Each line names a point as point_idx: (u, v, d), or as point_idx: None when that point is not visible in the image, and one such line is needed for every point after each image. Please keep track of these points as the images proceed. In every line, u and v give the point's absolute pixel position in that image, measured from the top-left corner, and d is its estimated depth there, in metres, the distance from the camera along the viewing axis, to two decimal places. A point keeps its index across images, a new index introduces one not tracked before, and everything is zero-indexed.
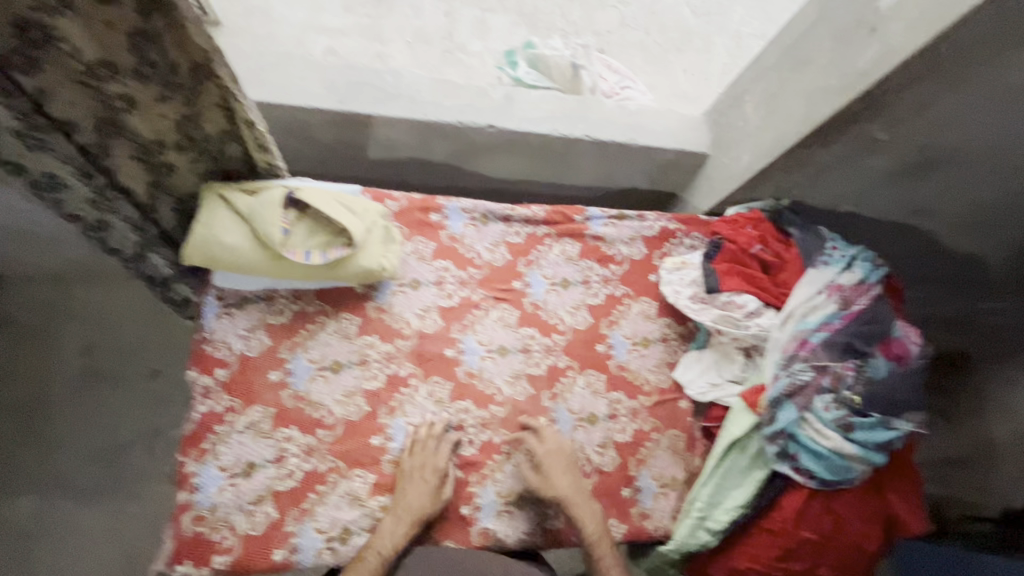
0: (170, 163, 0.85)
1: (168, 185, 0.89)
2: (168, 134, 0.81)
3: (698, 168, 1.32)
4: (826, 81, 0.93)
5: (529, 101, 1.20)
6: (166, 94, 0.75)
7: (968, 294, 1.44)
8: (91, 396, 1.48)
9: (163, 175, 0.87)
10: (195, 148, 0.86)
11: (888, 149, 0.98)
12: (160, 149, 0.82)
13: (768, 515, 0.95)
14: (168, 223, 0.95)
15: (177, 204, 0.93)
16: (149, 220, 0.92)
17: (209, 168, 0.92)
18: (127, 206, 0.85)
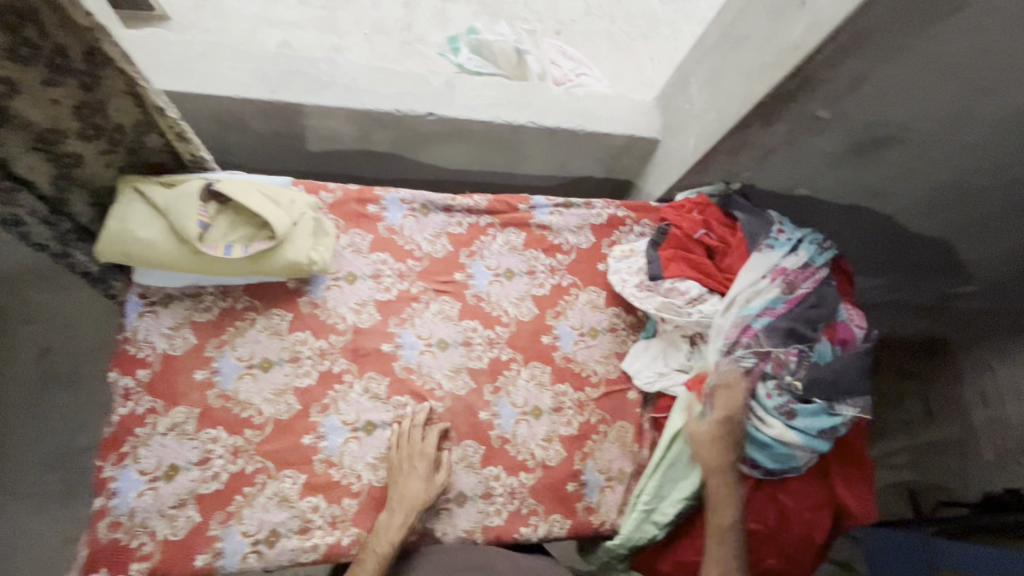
0: (76, 154, 0.82)
1: (78, 177, 0.86)
2: (66, 123, 0.77)
3: (651, 154, 1.29)
4: (761, 58, 0.90)
5: (472, 88, 1.16)
6: (55, 78, 0.71)
7: (937, 281, 1.40)
8: (42, 399, 1.45)
9: (70, 166, 0.84)
10: (103, 139, 0.83)
11: (830, 129, 0.95)
12: (60, 139, 0.79)
13: (713, 507, 0.94)
14: (85, 217, 0.93)
15: (93, 198, 0.91)
16: (62, 214, 0.91)
17: (125, 159, 0.89)
18: (31, 199, 0.84)
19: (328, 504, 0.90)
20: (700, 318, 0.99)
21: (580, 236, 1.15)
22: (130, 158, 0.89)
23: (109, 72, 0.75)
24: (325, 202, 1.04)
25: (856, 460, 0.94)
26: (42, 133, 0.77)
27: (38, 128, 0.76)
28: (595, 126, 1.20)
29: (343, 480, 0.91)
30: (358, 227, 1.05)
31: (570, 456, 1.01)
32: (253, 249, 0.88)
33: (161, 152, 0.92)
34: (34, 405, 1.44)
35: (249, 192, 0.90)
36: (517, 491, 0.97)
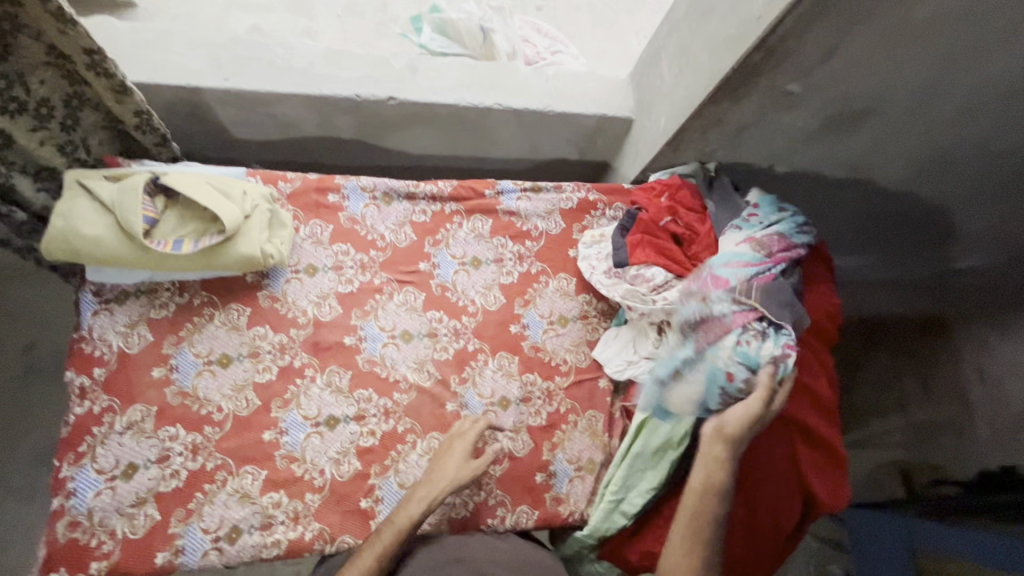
0: (4, 131, 0.84)
1: (14, 157, 0.88)
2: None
3: (626, 134, 1.24)
4: (726, 30, 0.86)
5: (434, 70, 1.12)
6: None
7: (923, 263, 1.17)
8: (27, 395, 1.45)
9: (2, 147, 0.85)
10: (29, 113, 0.85)
11: (803, 104, 0.91)
12: None
13: (680, 496, 0.92)
14: (39, 205, 0.94)
15: (39, 182, 0.93)
16: (15, 203, 0.91)
17: (59, 137, 0.91)
18: None
19: (291, 500, 0.89)
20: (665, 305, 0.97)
21: (550, 221, 1.11)
22: (65, 135, 0.92)
23: (19, 39, 0.78)
24: (283, 193, 1.01)
25: (825, 445, 0.91)
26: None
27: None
28: (564, 106, 1.16)
29: (305, 475, 0.90)
30: (318, 217, 1.02)
31: (539, 447, 0.99)
32: (202, 244, 0.87)
33: (97, 124, 0.95)
34: (19, 403, 1.44)
35: (197, 184, 0.88)
36: (484, 482, 0.96)
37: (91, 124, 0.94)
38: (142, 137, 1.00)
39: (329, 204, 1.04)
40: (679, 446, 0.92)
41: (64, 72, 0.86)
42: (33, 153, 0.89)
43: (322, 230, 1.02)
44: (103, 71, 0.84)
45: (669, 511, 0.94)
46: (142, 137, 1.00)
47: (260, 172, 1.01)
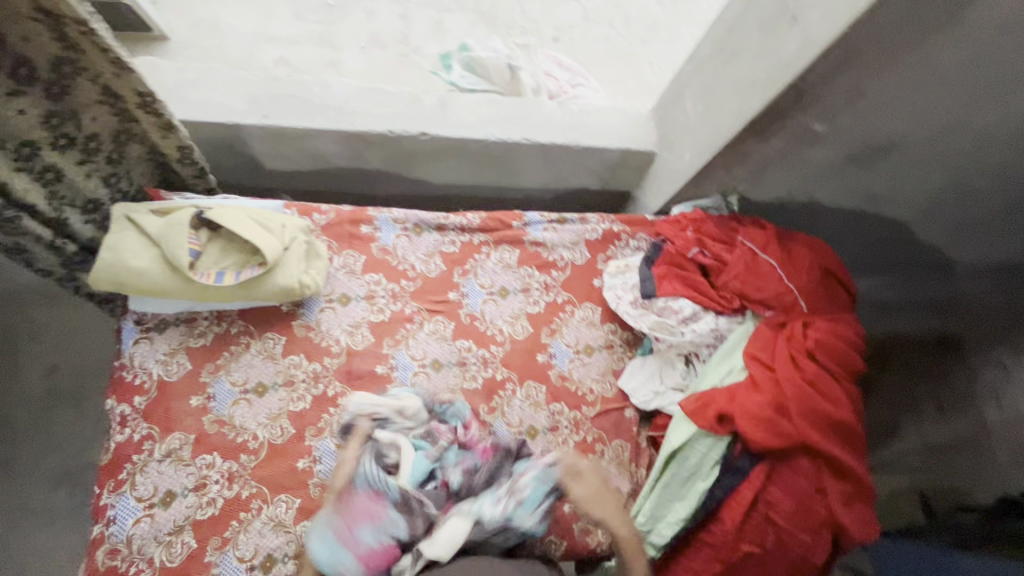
0: (57, 167, 0.86)
1: (64, 192, 0.90)
2: (41, 133, 0.81)
3: (648, 166, 1.27)
4: (754, 73, 0.89)
5: (464, 106, 1.16)
6: (22, 88, 0.75)
7: (929, 281, 1.25)
8: (54, 417, 1.47)
9: (54, 181, 0.87)
10: (77, 148, 0.87)
11: (827, 141, 0.94)
12: (38, 152, 0.83)
13: (710, 528, 0.92)
14: (85, 234, 0.98)
15: (86, 213, 0.96)
16: (66, 234, 0.95)
17: (103, 169, 0.95)
18: (34, 225, 0.88)
19: None
20: (693, 337, 0.99)
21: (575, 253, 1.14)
22: (110, 167, 0.95)
23: (77, 81, 0.81)
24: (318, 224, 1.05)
25: (855, 479, 0.90)
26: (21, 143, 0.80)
27: (14, 141, 0.79)
28: (589, 140, 1.19)
29: None
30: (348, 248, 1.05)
31: None
32: (244, 276, 0.90)
33: (140, 155, 1.00)
34: (43, 425, 1.46)
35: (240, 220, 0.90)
36: None
37: (135, 155, 0.99)
38: (179, 163, 1.04)
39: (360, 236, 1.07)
40: (709, 476, 0.93)
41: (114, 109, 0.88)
42: (79, 185, 0.92)
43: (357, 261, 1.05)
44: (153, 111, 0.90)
45: (698, 543, 0.94)
46: (179, 163, 1.04)
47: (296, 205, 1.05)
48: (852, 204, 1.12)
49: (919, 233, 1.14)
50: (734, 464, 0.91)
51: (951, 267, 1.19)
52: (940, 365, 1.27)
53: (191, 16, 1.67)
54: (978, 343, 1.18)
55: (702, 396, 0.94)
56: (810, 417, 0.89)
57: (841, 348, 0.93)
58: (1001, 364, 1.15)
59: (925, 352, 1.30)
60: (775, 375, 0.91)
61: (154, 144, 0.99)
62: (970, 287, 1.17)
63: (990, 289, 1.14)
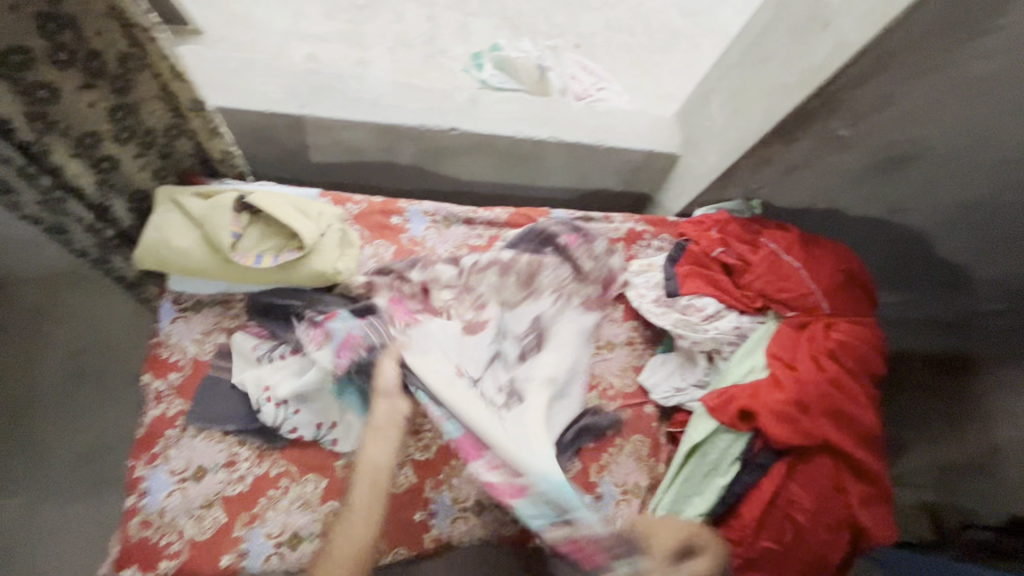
0: (114, 156, 0.89)
1: (117, 180, 0.93)
2: (106, 124, 0.84)
3: (671, 169, 1.30)
4: (784, 77, 0.92)
5: (495, 103, 1.19)
6: (93, 81, 0.78)
7: (958, 297, 1.27)
8: (73, 398, 1.49)
9: (108, 170, 0.90)
10: (136, 141, 0.90)
11: (852, 147, 0.96)
12: (97, 141, 0.85)
13: (727, 523, 0.94)
14: (127, 223, 0.99)
15: (130, 202, 0.97)
16: (107, 221, 0.96)
17: (155, 163, 0.97)
18: (79, 208, 0.90)
19: None
20: (717, 334, 1.00)
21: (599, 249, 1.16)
22: (160, 161, 0.98)
23: (141, 76, 0.83)
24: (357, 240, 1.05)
25: (875, 481, 0.92)
26: (82, 137, 0.83)
27: (78, 131, 0.82)
28: (614, 141, 1.22)
29: None
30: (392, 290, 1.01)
31: (587, 469, 1.00)
32: (284, 258, 0.94)
33: (187, 151, 1.01)
34: (65, 404, 1.49)
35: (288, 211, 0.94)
36: None
37: (184, 151, 1.00)
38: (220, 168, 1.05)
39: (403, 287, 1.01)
40: (727, 472, 0.94)
41: (172, 106, 0.90)
42: (133, 176, 0.95)
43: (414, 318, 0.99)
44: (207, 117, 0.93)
45: (716, 537, 0.95)
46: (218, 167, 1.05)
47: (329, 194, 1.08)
48: (870, 213, 1.14)
49: (940, 253, 1.17)
50: (756, 460, 0.93)
51: (973, 284, 1.21)
52: (950, 383, 1.33)
53: (225, 12, 1.71)
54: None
55: (725, 392, 0.95)
56: (829, 416, 0.91)
57: (863, 350, 0.95)
58: (1007, 383, 1.23)
59: (941, 371, 1.35)
60: (797, 374, 0.93)
61: (205, 149, 1.01)
62: (986, 307, 1.25)
63: (1013, 317, 1.21)
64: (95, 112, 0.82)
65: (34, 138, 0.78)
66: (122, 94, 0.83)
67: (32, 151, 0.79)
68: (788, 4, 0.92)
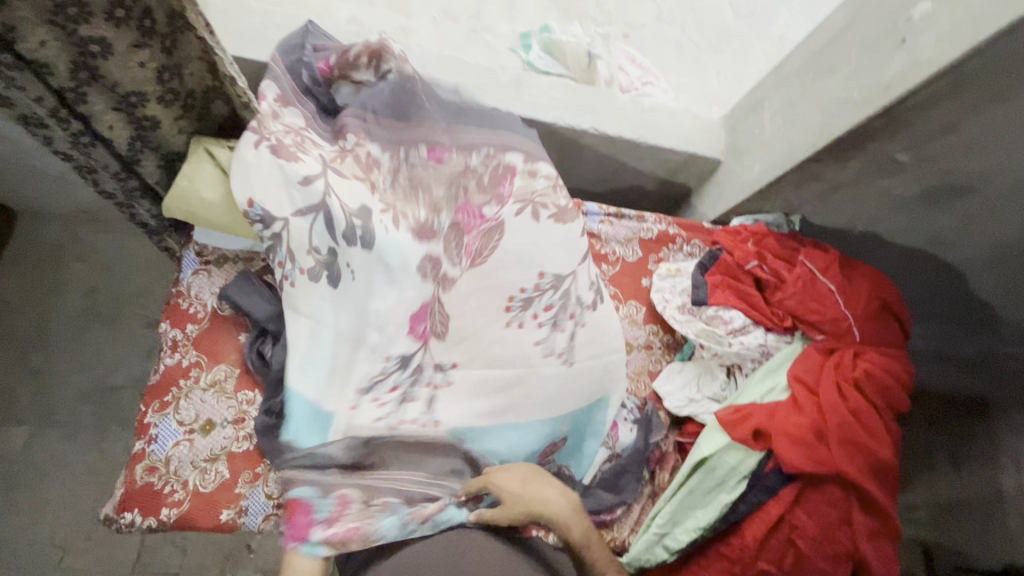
0: (154, 118, 0.85)
1: (153, 140, 0.88)
2: (150, 86, 0.80)
3: (709, 174, 1.26)
4: (848, 93, 0.87)
5: (538, 87, 1.15)
6: (144, 41, 0.74)
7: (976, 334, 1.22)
8: (91, 336, 1.52)
9: (145, 128, 0.85)
10: (179, 103, 0.86)
11: (906, 172, 0.91)
12: (141, 101, 0.81)
13: (727, 541, 0.93)
14: (152, 177, 0.93)
15: (162, 160, 0.92)
16: (132, 172, 0.91)
17: (193, 126, 0.92)
18: (105, 155, 0.86)
19: None
20: (740, 348, 0.98)
21: (626, 249, 1.13)
22: (198, 123, 0.93)
23: (186, 36, 0.79)
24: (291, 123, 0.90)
25: (883, 517, 0.89)
26: (121, 95, 0.78)
27: (123, 89, 0.78)
28: (656, 139, 1.18)
29: None
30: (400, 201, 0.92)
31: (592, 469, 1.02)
32: (250, 213, 0.84)
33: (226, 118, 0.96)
34: (80, 340, 1.51)
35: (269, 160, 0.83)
36: None
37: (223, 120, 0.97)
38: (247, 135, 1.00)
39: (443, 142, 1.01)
40: (733, 489, 0.92)
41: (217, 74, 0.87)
42: (168, 137, 0.90)
43: (427, 317, 0.90)
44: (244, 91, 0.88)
45: (714, 553, 0.94)
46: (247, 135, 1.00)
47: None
48: (913, 238, 1.07)
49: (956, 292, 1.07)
50: (764, 481, 0.91)
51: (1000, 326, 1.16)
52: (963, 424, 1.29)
53: None
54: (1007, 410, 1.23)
55: (741, 409, 0.93)
56: (844, 446, 0.88)
57: (890, 384, 0.91)
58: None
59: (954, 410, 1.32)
60: (818, 400, 0.90)
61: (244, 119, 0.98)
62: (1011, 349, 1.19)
63: None
64: (139, 75, 0.77)
65: (75, 86, 0.74)
66: (168, 55, 0.79)
67: (65, 97, 0.76)
68: (863, 15, 0.88)
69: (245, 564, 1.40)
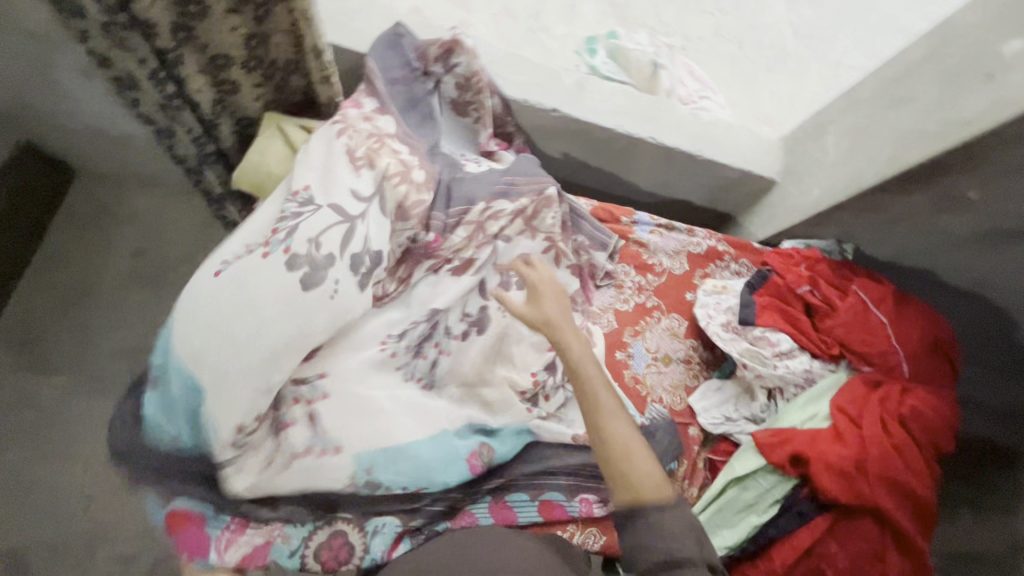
0: (235, 82, 0.90)
1: (230, 105, 0.94)
2: (238, 52, 0.84)
3: (763, 195, 1.24)
4: (924, 125, 0.86)
5: (600, 92, 1.16)
6: (238, 7, 0.78)
7: None
8: (130, 296, 1.55)
9: (226, 92, 0.91)
10: (259, 70, 0.91)
11: (967, 213, 0.86)
12: (227, 64, 0.86)
13: (754, 564, 0.92)
14: (225, 142, 0.98)
15: (235, 125, 0.98)
16: (210, 137, 0.95)
17: (268, 95, 0.98)
18: (191, 119, 0.88)
19: None
20: (786, 372, 0.96)
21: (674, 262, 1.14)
22: (273, 94, 0.99)
23: (277, 8, 0.81)
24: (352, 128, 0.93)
25: (920, 558, 0.86)
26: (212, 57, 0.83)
27: (213, 51, 0.82)
28: (714, 154, 1.17)
29: None
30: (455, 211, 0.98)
31: None
32: (299, 195, 0.86)
33: (296, 89, 1.01)
34: (122, 299, 1.54)
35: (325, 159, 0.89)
36: None
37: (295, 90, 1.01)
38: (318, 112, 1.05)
39: (484, 145, 1.11)
40: (764, 512, 0.92)
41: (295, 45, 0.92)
42: (244, 103, 0.96)
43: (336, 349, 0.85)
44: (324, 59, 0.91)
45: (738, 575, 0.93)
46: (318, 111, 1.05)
47: (418, 112, 1.06)
48: None
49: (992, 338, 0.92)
50: (797, 506, 0.90)
51: None
52: None
53: None
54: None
55: (780, 432, 0.93)
56: (884, 481, 0.87)
57: (937, 423, 0.89)
58: None
59: None
60: (861, 432, 0.89)
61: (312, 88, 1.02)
62: None
63: None
64: (230, 40, 0.82)
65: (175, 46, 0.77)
66: (258, 24, 0.82)
67: (166, 58, 0.79)
68: (947, 47, 0.87)
69: None
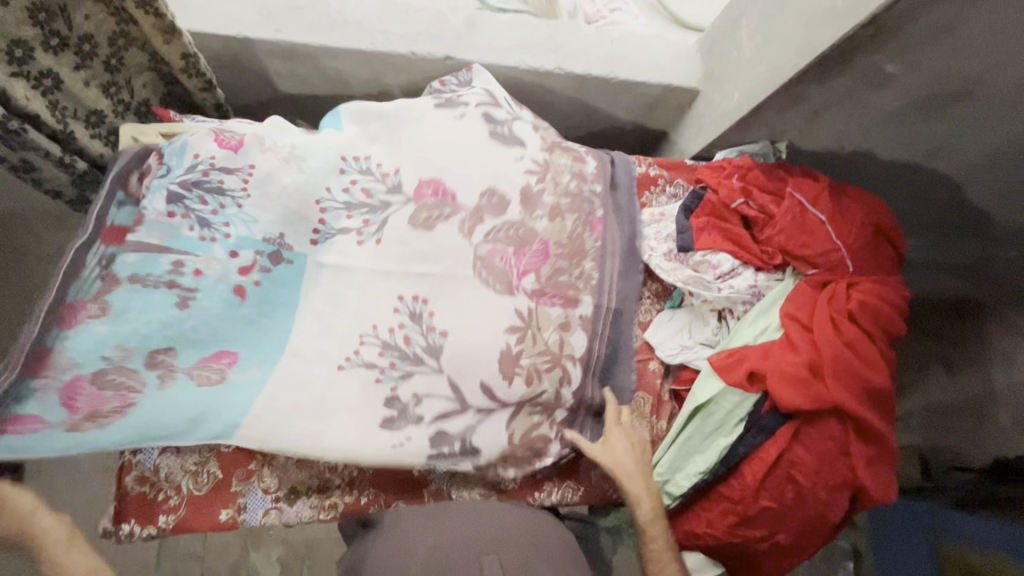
0: (52, 71, 0.79)
1: (65, 103, 0.84)
2: (31, 31, 0.72)
3: (688, 105, 1.18)
4: (831, 1, 0.79)
5: (494, 27, 1.06)
6: None
7: (968, 238, 1.16)
8: None
9: (52, 90, 0.80)
10: (72, 49, 0.79)
11: (897, 84, 0.84)
12: (30, 54, 0.74)
13: (728, 483, 0.92)
14: (94, 150, 0.92)
15: (90, 126, 0.89)
16: (75, 154, 0.89)
17: (102, 76, 0.87)
18: (42, 139, 0.81)
19: (346, 465, 0.92)
20: (730, 293, 0.95)
21: (564, 397, 0.92)
22: (109, 74, 0.88)
23: None
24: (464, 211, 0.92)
25: (880, 440, 0.88)
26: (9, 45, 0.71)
27: (4, 42, 0.71)
28: (629, 73, 1.08)
29: None
30: (546, 302, 0.92)
31: None
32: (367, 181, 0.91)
33: (141, 62, 0.91)
34: None
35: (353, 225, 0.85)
36: None
37: (135, 61, 0.90)
38: (193, 90, 1.00)
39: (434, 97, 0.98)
40: (732, 433, 0.92)
41: (110, 7, 0.80)
42: (80, 95, 0.85)
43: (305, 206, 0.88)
44: (151, 10, 0.79)
45: (715, 496, 0.94)
46: (192, 90, 1.00)
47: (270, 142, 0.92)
48: (906, 149, 0.98)
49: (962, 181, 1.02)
50: (761, 422, 0.90)
51: (989, 226, 1.10)
52: (951, 331, 1.29)
53: None
54: (993, 308, 1.20)
55: (734, 352, 0.92)
56: (841, 380, 0.85)
57: (886, 312, 0.88)
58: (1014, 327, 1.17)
59: (946, 316, 1.30)
60: (812, 336, 0.88)
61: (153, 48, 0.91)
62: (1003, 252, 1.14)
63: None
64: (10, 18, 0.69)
65: None
66: None
67: None
68: None
69: (267, 541, 1.43)
